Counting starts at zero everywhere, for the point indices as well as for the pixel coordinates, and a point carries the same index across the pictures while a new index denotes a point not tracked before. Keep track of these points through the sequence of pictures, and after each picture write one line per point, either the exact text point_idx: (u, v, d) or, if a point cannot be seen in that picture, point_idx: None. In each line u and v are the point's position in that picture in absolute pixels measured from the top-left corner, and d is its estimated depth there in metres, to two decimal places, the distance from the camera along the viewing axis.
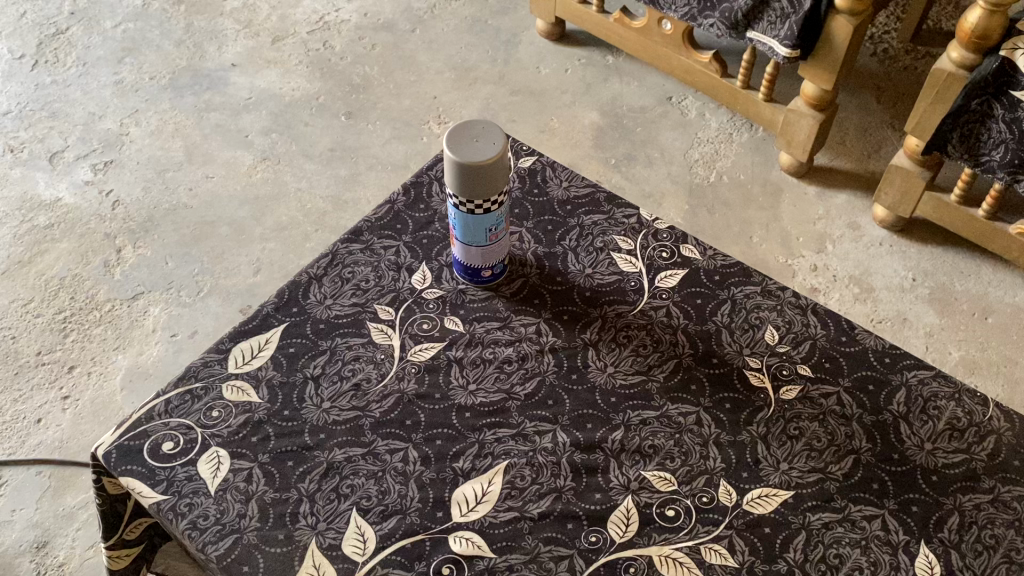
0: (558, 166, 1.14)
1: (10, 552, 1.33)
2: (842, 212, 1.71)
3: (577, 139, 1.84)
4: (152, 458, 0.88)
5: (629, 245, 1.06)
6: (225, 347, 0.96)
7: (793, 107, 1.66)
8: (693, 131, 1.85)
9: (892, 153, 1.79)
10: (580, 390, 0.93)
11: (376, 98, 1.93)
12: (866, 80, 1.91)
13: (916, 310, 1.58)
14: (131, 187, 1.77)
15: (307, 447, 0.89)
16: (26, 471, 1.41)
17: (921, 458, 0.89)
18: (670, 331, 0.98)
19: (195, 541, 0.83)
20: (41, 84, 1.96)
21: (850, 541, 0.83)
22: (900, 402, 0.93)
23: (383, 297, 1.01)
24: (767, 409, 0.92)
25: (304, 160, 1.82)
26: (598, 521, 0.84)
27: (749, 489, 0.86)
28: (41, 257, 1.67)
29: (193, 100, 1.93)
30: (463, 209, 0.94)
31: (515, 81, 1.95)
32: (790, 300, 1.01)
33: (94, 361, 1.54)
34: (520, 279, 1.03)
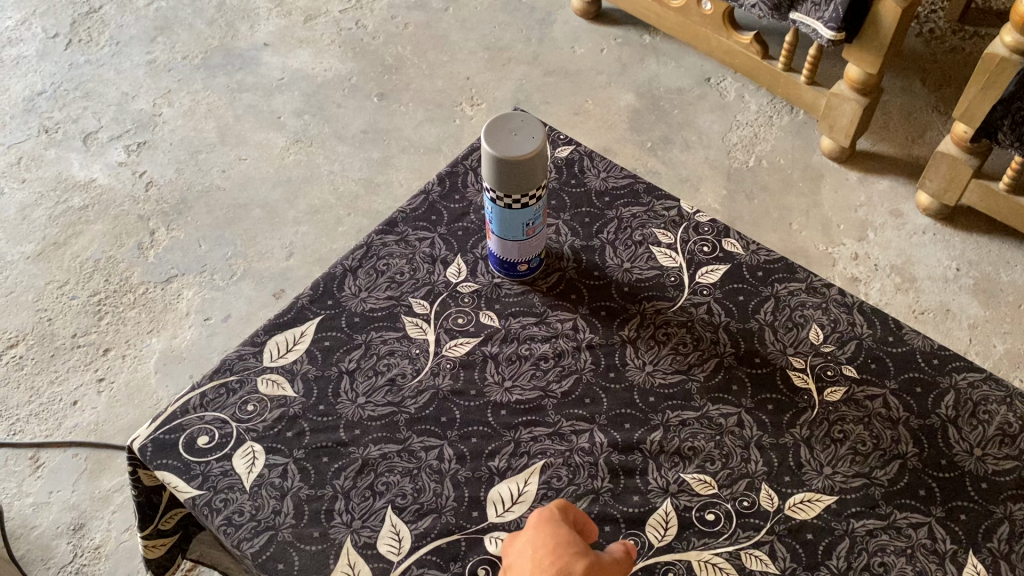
0: (596, 156, 1.12)
1: (47, 534, 1.34)
2: (884, 199, 1.67)
3: (612, 121, 1.81)
4: (188, 452, 0.87)
5: (669, 239, 1.03)
6: (261, 340, 0.96)
7: (837, 90, 1.62)
8: (732, 113, 1.81)
9: (937, 139, 1.74)
10: (618, 389, 0.91)
11: (409, 80, 1.91)
12: (911, 61, 1.85)
13: (960, 301, 1.54)
14: (165, 169, 1.77)
15: (342, 443, 0.88)
16: (62, 453, 1.42)
17: (970, 465, 0.86)
18: (711, 329, 0.96)
19: (230, 537, 0.82)
20: (74, 64, 1.95)
21: (896, 550, 0.81)
22: (949, 406, 0.90)
23: (418, 290, 1.00)
24: (810, 411, 0.90)
25: (337, 142, 1.81)
26: (637, 524, 0.82)
27: (791, 494, 0.84)
28: (76, 238, 1.68)
29: (225, 80, 1.92)
30: (500, 204, 0.92)
31: (549, 61, 1.92)
32: (835, 298, 0.98)
33: (128, 344, 1.54)
34: (557, 274, 1.01)
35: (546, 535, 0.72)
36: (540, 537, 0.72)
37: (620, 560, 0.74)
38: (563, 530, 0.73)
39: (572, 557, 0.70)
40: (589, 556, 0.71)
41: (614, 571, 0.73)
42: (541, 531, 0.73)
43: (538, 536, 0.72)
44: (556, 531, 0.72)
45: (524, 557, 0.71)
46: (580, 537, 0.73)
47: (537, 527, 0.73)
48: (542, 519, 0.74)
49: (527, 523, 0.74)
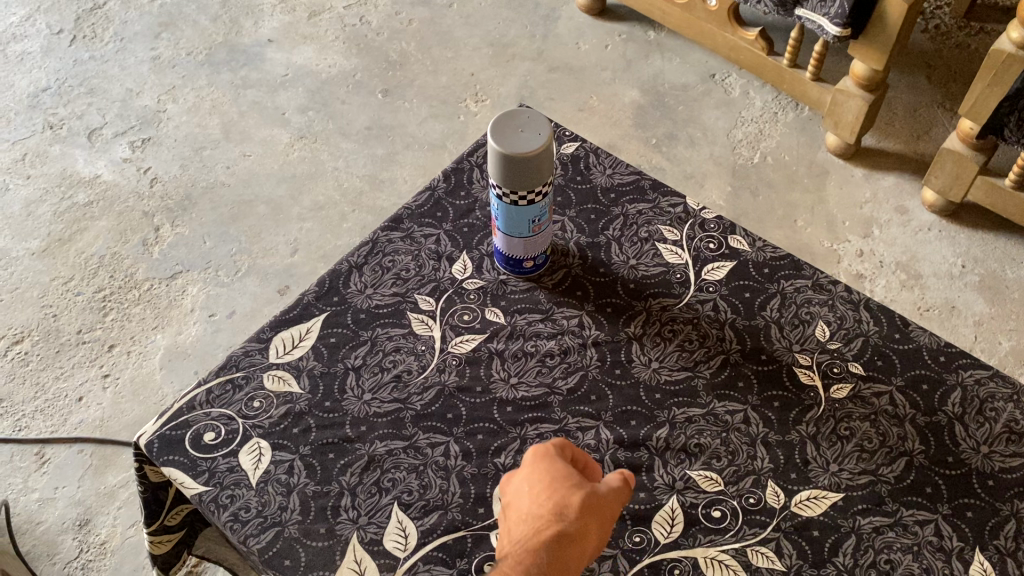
0: (602, 152, 1.12)
1: (53, 530, 1.35)
2: (889, 196, 1.67)
3: (617, 118, 1.81)
4: (194, 448, 0.88)
5: (675, 235, 1.03)
6: (266, 336, 0.96)
7: (842, 87, 1.61)
8: (737, 109, 1.80)
9: (943, 135, 1.73)
10: (624, 386, 0.91)
11: (413, 76, 1.90)
12: (917, 58, 1.85)
13: (965, 298, 1.54)
14: (169, 165, 1.77)
15: (348, 440, 0.88)
16: (68, 448, 1.43)
17: (977, 462, 0.86)
18: (717, 326, 0.96)
19: (237, 533, 0.83)
20: (78, 60, 1.95)
21: (902, 547, 0.81)
22: (955, 403, 0.90)
23: (424, 286, 1.00)
24: (816, 408, 0.90)
25: (341, 138, 1.81)
26: (643, 521, 0.82)
27: (798, 491, 0.84)
28: (81, 234, 1.68)
29: (229, 76, 1.92)
30: (506, 201, 0.92)
31: (553, 57, 1.92)
32: (841, 295, 0.98)
33: (133, 341, 1.54)
34: (562, 271, 1.01)
35: (542, 472, 0.78)
36: (536, 474, 0.78)
37: (620, 485, 0.79)
38: (559, 465, 0.78)
39: (567, 490, 0.76)
40: (584, 488, 0.77)
41: (614, 498, 0.78)
42: (538, 467, 0.78)
43: (535, 472, 0.78)
44: (552, 466, 0.78)
45: (524, 493, 0.78)
46: (576, 468, 0.79)
47: (533, 464, 0.79)
48: (537, 456, 0.79)
49: (526, 458, 0.80)
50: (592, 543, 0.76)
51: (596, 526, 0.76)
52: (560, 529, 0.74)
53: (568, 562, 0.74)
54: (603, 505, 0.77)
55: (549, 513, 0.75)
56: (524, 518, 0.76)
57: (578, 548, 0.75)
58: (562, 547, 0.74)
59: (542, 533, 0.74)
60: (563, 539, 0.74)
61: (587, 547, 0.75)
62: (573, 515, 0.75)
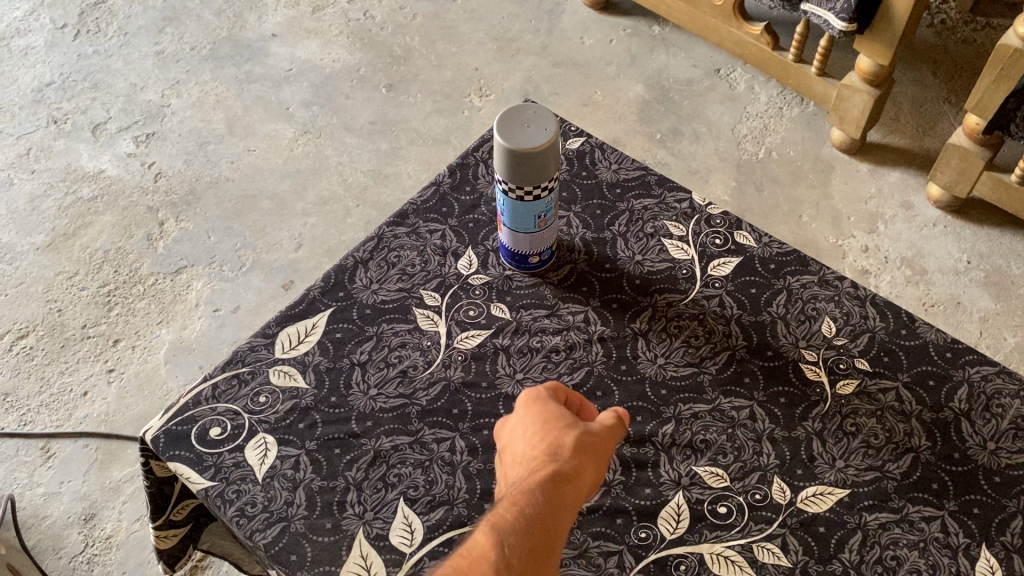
0: (607, 147, 1.11)
1: (58, 524, 1.35)
2: (894, 191, 1.66)
3: (621, 113, 1.81)
4: (200, 443, 0.88)
5: (680, 231, 1.03)
6: (272, 331, 0.96)
7: (848, 82, 1.61)
8: (742, 104, 1.80)
9: (948, 131, 1.73)
10: (630, 381, 0.91)
11: (417, 71, 1.90)
12: (922, 53, 1.84)
13: (970, 293, 1.54)
14: (174, 160, 1.77)
15: (354, 435, 0.88)
16: (73, 443, 1.43)
17: (983, 458, 0.86)
18: (723, 322, 0.96)
19: (243, 528, 0.83)
20: (82, 55, 1.95)
21: (908, 543, 0.81)
22: (962, 399, 0.90)
23: (430, 282, 0.99)
24: (822, 404, 0.90)
25: (345, 133, 1.80)
26: (649, 517, 0.82)
27: (804, 487, 0.84)
28: (85, 229, 1.68)
29: (233, 71, 1.91)
30: (512, 196, 0.91)
31: (558, 52, 1.91)
32: (847, 291, 0.98)
33: (138, 335, 1.55)
34: (568, 266, 1.01)
35: (535, 413, 0.78)
36: (529, 415, 0.78)
37: (612, 427, 0.80)
38: (551, 406, 0.79)
39: (561, 430, 0.77)
40: (578, 428, 0.77)
41: (608, 436, 0.79)
42: (531, 409, 0.79)
43: (528, 415, 0.79)
44: (544, 408, 0.79)
45: (517, 437, 0.78)
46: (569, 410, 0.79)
47: (526, 407, 0.79)
48: (530, 398, 0.79)
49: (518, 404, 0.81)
50: (587, 482, 0.76)
51: (591, 463, 0.76)
52: (557, 465, 0.74)
53: (567, 496, 0.73)
54: (596, 445, 0.77)
55: (545, 452, 0.75)
56: (518, 461, 0.76)
57: (575, 482, 0.74)
58: (560, 480, 0.73)
59: (538, 468, 0.74)
60: (560, 473, 0.73)
61: (583, 485, 0.75)
62: (569, 452, 0.75)
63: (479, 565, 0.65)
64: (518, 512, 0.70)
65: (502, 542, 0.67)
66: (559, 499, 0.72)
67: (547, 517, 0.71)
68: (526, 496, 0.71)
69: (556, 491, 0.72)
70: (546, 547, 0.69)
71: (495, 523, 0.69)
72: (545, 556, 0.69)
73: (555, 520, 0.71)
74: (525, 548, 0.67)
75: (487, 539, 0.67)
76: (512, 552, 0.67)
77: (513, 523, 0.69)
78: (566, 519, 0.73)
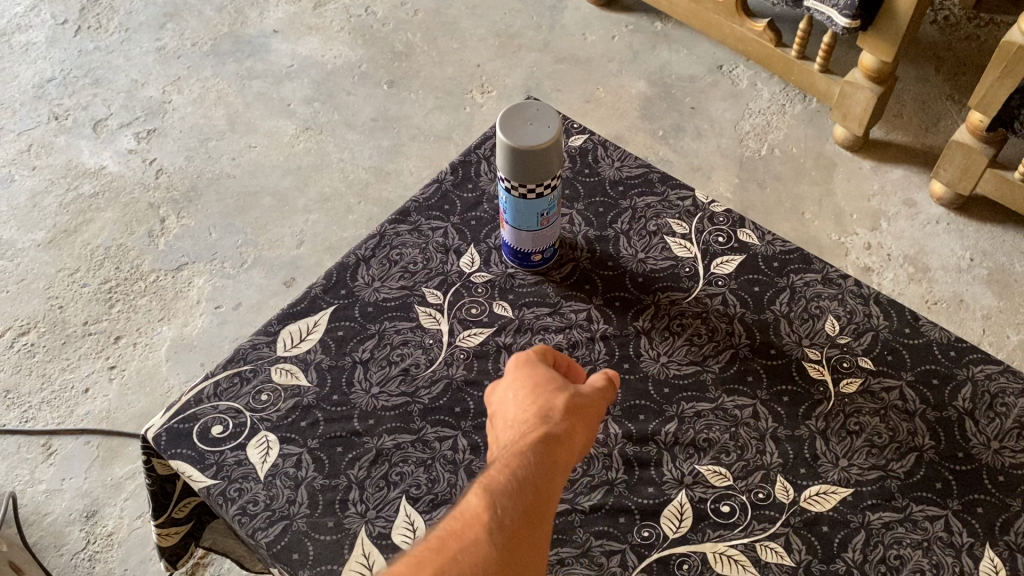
0: (610, 145, 1.11)
1: (60, 521, 1.35)
2: (897, 189, 1.66)
3: (624, 109, 1.80)
4: (202, 441, 0.87)
5: (683, 229, 1.03)
6: (274, 329, 0.96)
7: (851, 78, 1.60)
8: (744, 101, 1.79)
9: (951, 128, 1.72)
10: (632, 380, 0.91)
11: (419, 67, 1.90)
12: (926, 49, 1.84)
13: (973, 291, 1.54)
14: (175, 156, 1.77)
15: (356, 433, 0.88)
16: (75, 440, 1.43)
17: (987, 457, 0.86)
18: (726, 320, 0.95)
19: (245, 527, 0.82)
20: (83, 51, 1.95)
21: (912, 543, 0.80)
22: (966, 398, 0.89)
23: (432, 280, 0.99)
24: (826, 403, 0.89)
25: (347, 130, 1.80)
26: (651, 516, 0.82)
27: (807, 486, 0.84)
28: (87, 226, 1.68)
29: (235, 67, 1.91)
30: (515, 193, 0.91)
31: (560, 48, 1.91)
32: (851, 289, 0.98)
33: (139, 332, 1.54)
34: (571, 264, 1.00)
35: (525, 377, 0.79)
36: (519, 379, 0.79)
37: (603, 387, 0.81)
38: (541, 370, 0.80)
39: (551, 393, 0.77)
40: (567, 390, 0.78)
41: (598, 398, 0.80)
42: (521, 374, 0.80)
43: (517, 380, 0.80)
44: (534, 372, 0.80)
45: (507, 403, 0.79)
46: (558, 374, 0.80)
47: (515, 372, 0.80)
48: (518, 363, 0.81)
49: (507, 372, 0.81)
50: (579, 443, 0.76)
51: (583, 424, 0.77)
52: (548, 424, 0.74)
53: (559, 457, 0.73)
54: (587, 406, 0.78)
55: (535, 413, 0.76)
56: (509, 424, 0.77)
57: (567, 442, 0.74)
58: (552, 440, 0.73)
59: (530, 429, 0.74)
60: (551, 432, 0.74)
61: (575, 446, 0.75)
62: (559, 414, 0.76)
63: (472, 528, 0.63)
64: (511, 471, 0.69)
65: (496, 498, 0.66)
66: (551, 457, 0.72)
67: (541, 476, 0.70)
68: (518, 456, 0.71)
69: (549, 449, 0.72)
70: (540, 506, 0.68)
71: (488, 482, 0.67)
72: (540, 513, 0.68)
73: (548, 478, 0.70)
74: (520, 505, 0.66)
75: (480, 501, 0.66)
76: (507, 508, 0.65)
77: (506, 481, 0.68)
78: (560, 478, 0.72)
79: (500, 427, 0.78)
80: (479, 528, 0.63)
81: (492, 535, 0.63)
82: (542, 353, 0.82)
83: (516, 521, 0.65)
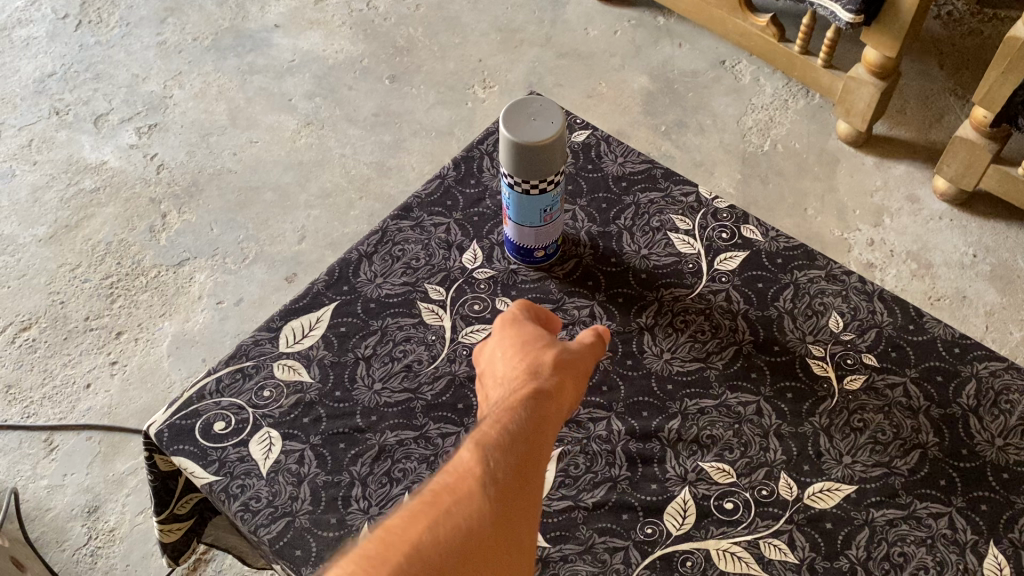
0: (613, 140, 1.11)
1: (62, 517, 1.35)
2: (900, 184, 1.65)
3: (626, 105, 1.80)
4: (204, 438, 0.87)
5: (687, 225, 1.02)
6: (276, 325, 0.95)
7: (854, 74, 1.60)
8: (747, 96, 1.79)
9: (954, 123, 1.72)
10: (636, 376, 0.91)
11: (420, 61, 1.89)
12: (929, 44, 1.83)
13: (976, 287, 1.53)
14: (176, 151, 1.77)
15: (359, 430, 0.88)
16: (76, 436, 1.43)
17: (991, 454, 0.85)
18: (730, 317, 0.95)
19: (247, 523, 0.82)
20: (84, 45, 1.94)
21: (916, 540, 0.80)
22: (970, 395, 0.89)
23: (434, 276, 0.99)
24: (830, 400, 0.89)
25: (348, 125, 1.80)
26: (655, 512, 0.82)
27: (810, 483, 0.84)
28: (88, 221, 1.67)
29: (236, 62, 1.90)
30: (518, 189, 0.91)
31: (562, 44, 1.90)
32: (855, 286, 0.97)
33: (141, 328, 1.54)
34: (574, 260, 1.00)
35: (513, 336, 0.80)
36: (507, 339, 0.80)
37: (592, 343, 0.82)
38: (528, 329, 0.81)
39: (539, 351, 0.78)
40: (555, 347, 0.79)
41: (586, 355, 0.80)
42: (509, 334, 0.80)
43: (506, 339, 0.80)
44: (522, 330, 0.80)
45: (498, 360, 0.80)
46: (545, 332, 0.81)
47: (502, 332, 0.81)
48: (505, 323, 0.82)
49: (495, 331, 0.83)
50: (569, 398, 0.76)
51: (572, 379, 0.77)
52: (538, 380, 0.74)
53: (551, 411, 0.72)
54: (575, 361, 0.78)
55: (524, 370, 0.76)
56: (499, 382, 0.77)
57: (557, 397, 0.74)
58: (542, 394, 0.72)
59: (519, 385, 0.74)
60: (541, 386, 0.73)
61: (564, 401, 0.75)
62: (548, 370, 0.76)
63: (467, 481, 0.61)
64: (504, 425, 0.67)
65: (489, 451, 0.64)
66: (542, 410, 0.71)
67: (533, 430, 0.69)
68: (510, 409, 0.69)
69: (540, 402, 0.71)
70: (533, 459, 0.66)
71: (480, 436, 0.65)
72: (533, 465, 0.66)
73: (540, 430, 0.69)
74: (514, 456, 0.65)
75: (472, 455, 0.63)
76: (501, 461, 0.63)
77: (499, 435, 0.66)
78: (551, 432, 0.71)
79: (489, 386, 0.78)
80: (472, 480, 0.61)
81: (487, 485, 0.61)
82: (528, 314, 0.83)
83: (511, 473, 0.63)
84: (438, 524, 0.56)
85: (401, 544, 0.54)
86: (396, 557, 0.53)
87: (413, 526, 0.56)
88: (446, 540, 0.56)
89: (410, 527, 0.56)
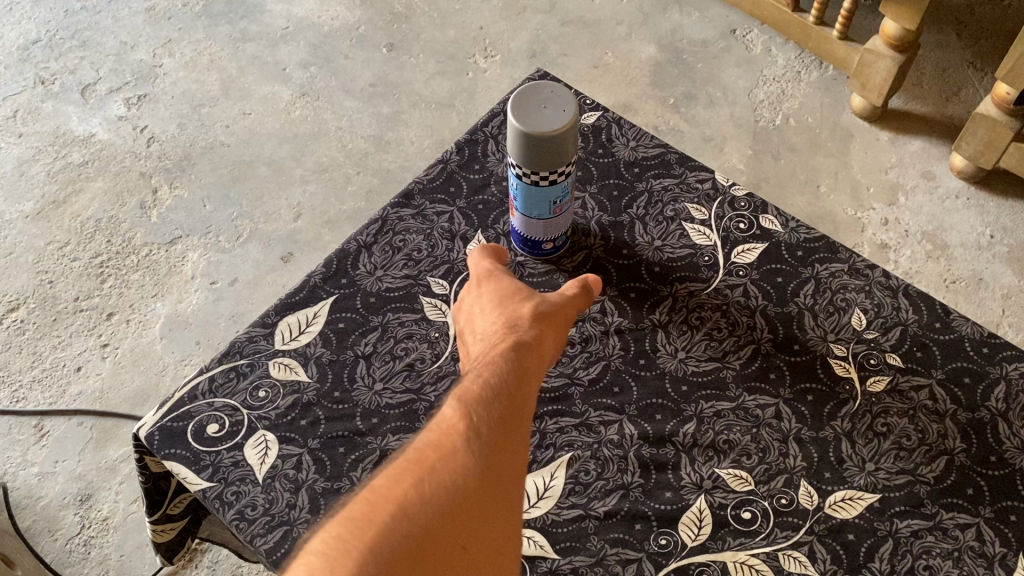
0: (625, 123, 1.05)
1: (54, 505, 1.32)
2: (915, 161, 1.60)
3: (633, 76, 1.73)
4: (197, 441, 0.83)
5: (702, 214, 0.98)
6: (272, 321, 0.91)
7: (871, 46, 1.53)
8: (759, 67, 1.73)
9: (973, 97, 1.66)
10: (648, 377, 0.87)
11: (420, 28, 1.82)
12: (948, 13, 1.76)
13: (993, 269, 1.49)
14: (166, 124, 1.70)
15: (359, 433, 0.84)
16: (67, 421, 1.39)
17: (1021, 462, 0.82)
18: (748, 313, 0.91)
19: (243, 532, 0.78)
20: (69, 11, 1.87)
21: (941, 553, 0.77)
22: (999, 398, 0.85)
23: (437, 268, 0.94)
24: (852, 402, 0.85)
25: (345, 97, 1.73)
26: (669, 523, 0.78)
27: (832, 491, 0.80)
28: (76, 196, 1.62)
29: (227, 29, 1.83)
30: (526, 180, 0.85)
31: (567, 10, 1.83)
32: (879, 281, 0.93)
33: (132, 309, 1.50)
34: (583, 252, 0.95)
35: (490, 291, 0.80)
36: (484, 294, 0.80)
37: (574, 295, 0.82)
38: (506, 284, 0.81)
39: (517, 304, 0.78)
40: (532, 299, 0.79)
41: (566, 306, 0.80)
42: (486, 290, 0.81)
43: (483, 294, 0.80)
44: (499, 285, 0.81)
45: (476, 317, 0.79)
46: (523, 283, 0.81)
47: (478, 289, 0.81)
48: (480, 280, 0.82)
49: (470, 290, 0.82)
50: (549, 350, 0.75)
51: (552, 330, 0.77)
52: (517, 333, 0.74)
53: (533, 361, 0.72)
54: (554, 312, 0.78)
55: (503, 324, 0.75)
56: (478, 337, 0.77)
57: (539, 349, 0.73)
58: (522, 347, 0.72)
59: (499, 339, 0.73)
60: (521, 338, 0.73)
61: (546, 351, 0.75)
62: (527, 323, 0.75)
63: (450, 436, 0.60)
64: (485, 380, 0.66)
65: (471, 406, 0.63)
66: (524, 361, 0.70)
67: (517, 380, 0.68)
68: (490, 365, 0.68)
69: (521, 354, 0.71)
70: (517, 410, 0.65)
71: (462, 393, 0.64)
72: (518, 416, 0.65)
73: (524, 382, 0.68)
74: (497, 409, 0.64)
75: (455, 411, 0.62)
76: (484, 414, 0.62)
77: (481, 390, 0.65)
78: (534, 383, 0.70)
79: (469, 344, 0.77)
80: (456, 436, 0.60)
81: (472, 440, 0.60)
82: (504, 268, 0.83)
83: (495, 425, 0.62)
84: (425, 481, 0.55)
85: (388, 503, 0.52)
86: (384, 514, 0.51)
87: (400, 481, 0.54)
88: (436, 496, 0.54)
89: (396, 486, 0.54)
